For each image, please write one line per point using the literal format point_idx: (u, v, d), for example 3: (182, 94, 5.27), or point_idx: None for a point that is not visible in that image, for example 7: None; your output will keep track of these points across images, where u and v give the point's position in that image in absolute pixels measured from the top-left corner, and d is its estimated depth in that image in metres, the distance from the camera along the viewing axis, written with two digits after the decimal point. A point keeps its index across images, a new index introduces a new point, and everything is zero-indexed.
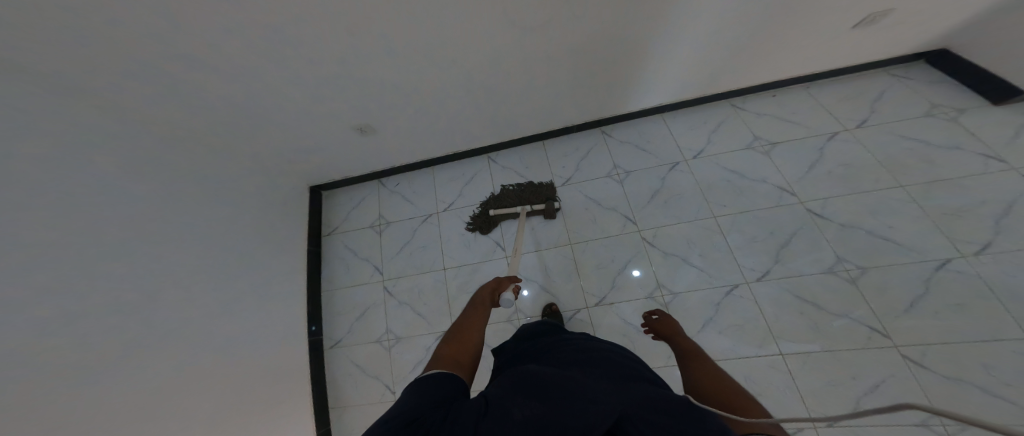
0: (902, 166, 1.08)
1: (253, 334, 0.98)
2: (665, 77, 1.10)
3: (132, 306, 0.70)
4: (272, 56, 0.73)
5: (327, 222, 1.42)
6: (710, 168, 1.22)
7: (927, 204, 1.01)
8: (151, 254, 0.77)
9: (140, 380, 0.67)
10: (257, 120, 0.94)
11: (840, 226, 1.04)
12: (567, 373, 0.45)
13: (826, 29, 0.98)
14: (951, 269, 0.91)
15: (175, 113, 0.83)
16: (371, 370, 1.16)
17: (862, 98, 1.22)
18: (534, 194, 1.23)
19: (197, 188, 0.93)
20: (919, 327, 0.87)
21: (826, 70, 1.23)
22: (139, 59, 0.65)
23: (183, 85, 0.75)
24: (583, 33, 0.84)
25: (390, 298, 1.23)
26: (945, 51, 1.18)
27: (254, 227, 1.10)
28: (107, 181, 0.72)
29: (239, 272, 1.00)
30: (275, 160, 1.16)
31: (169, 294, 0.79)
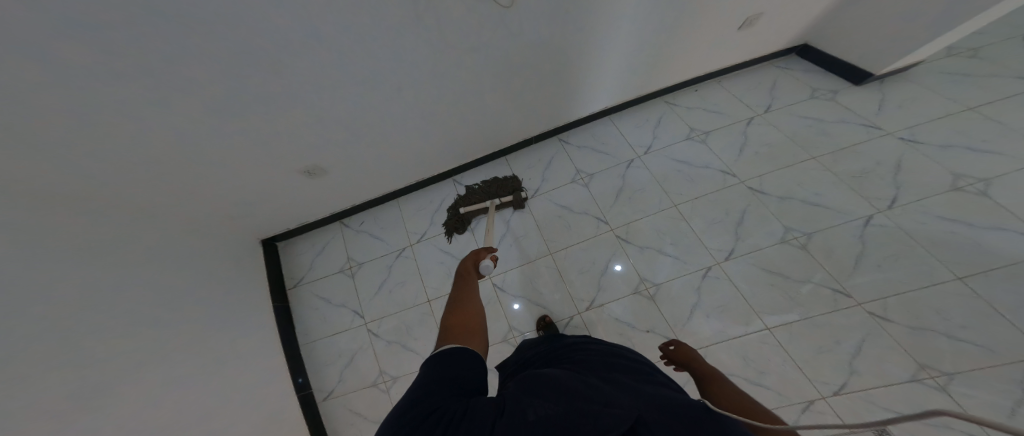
0: (809, 141, 1.25)
1: (230, 416, 0.86)
2: (602, 85, 1.20)
3: (95, 415, 0.59)
4: (218, 104, 0.69)
5: (290, 274, 1.30)
6: (661, 161, 1.32)
7: (837, 170, 1.17)
8: (105, 349, 0.66)
9: None
10: (200, 178, 0.86)
11: (779, 198, 1.17)
12: (581, 376, 0.44)
13: (727, 28, 1.14)
14: (879, 225, 1.05)
15: (109, 181, 0.73)
16: (373, 416, 1.06)
17: (764, 86, 1.41)
18: (500, 187, 1.26)
19: (136, 265, 0.81)
20: (870, 283, 0.98)
21: (732, 64, 1.41)
22: (78, 126, 0.59)
23: (112, 149, 0.67)
24: (522, 52, 0.90)
25: (376, 339, 1.15)
26: (806, 45, 1.42)
27: (212, 292, 0.99)
28: (50, 274, 0.62)
29: (205, 354, 0.88)
30: (221, 217, 1.05)
31: (133, 392, 0.68)
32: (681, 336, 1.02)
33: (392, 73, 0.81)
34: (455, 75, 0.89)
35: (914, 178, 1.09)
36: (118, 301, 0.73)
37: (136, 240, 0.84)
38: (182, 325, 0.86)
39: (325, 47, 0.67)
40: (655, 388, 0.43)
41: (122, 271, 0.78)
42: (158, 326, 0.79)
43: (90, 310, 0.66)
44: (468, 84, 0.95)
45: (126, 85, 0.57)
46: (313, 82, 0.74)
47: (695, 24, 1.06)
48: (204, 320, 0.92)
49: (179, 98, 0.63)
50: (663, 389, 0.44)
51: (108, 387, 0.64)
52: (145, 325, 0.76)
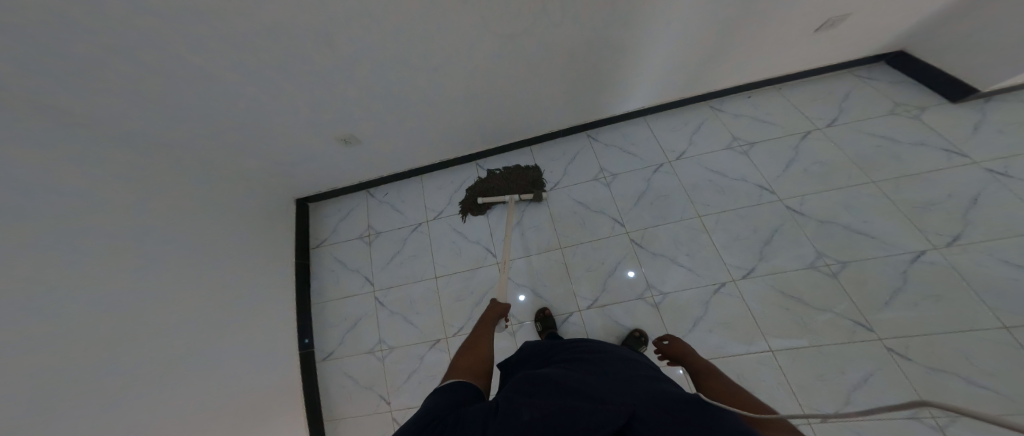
0: (873, 162, 1.13)
1: (235, 353, 0.97)
2: (645, 82, 1.15)
3: (103, 340, 0.68)
4: (263, 70, 0.75)
5: (315, 234, 1.41)
6: (693, 169, 1.26)
7: (897, 198, 1.06)
8: (123, 277, 0.76)
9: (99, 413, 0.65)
10: (243, 135, 0.95)
11: (819, 222, 1.08)
12: (579, 377, 0.47)
13: (792, 32, 1.04)
14: (927, 261, 0.95)
15: (151, 128, 0.83)
16: (365, 380, 1.15)
17: (830, 98, 1.28)
18: (523, 177, 1.26)
19: (175, 206, 0.92)
20: (899, 319, 0.90)
21: (796, 70, 1.29)
22: (126, 79, 0.68)
23: (154, 101, 0.75)
24: (559, 42, 0.88)
25: (380, 308, 1.23)
26: (901, 53, 1.26)
27: (238, 243, 1.10)
28: (78, 208, 0.71)
29: (222, 294, 0.99)
30: (261, 174, 1.16)
31: (146, 320, 0.77)
32: None
33: (411, 55, 0.82)
34: (481, 61, 0.89)
35: (992, 215, 0.96)
36: (146, 240, 0.83)
37: (181, 185, 0.96)
38: (204, 266, 0.96)
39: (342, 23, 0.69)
40: (648, 384, 0.46)
41: (159, 213, 0.88)
42: (180, 266, 0.89)
43: (113, 246, 0.75)
44: (490, 71, 0.94)
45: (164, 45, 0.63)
46: (333, 58, 0.77)
47: (752, 26, 0.97)
48: (225, 266, 1.03)
49: (201, 58, 0.68)
50: (657, 384, 0.47)
51: (117, 316, 0.72)
52: (167, 263, 0.86)
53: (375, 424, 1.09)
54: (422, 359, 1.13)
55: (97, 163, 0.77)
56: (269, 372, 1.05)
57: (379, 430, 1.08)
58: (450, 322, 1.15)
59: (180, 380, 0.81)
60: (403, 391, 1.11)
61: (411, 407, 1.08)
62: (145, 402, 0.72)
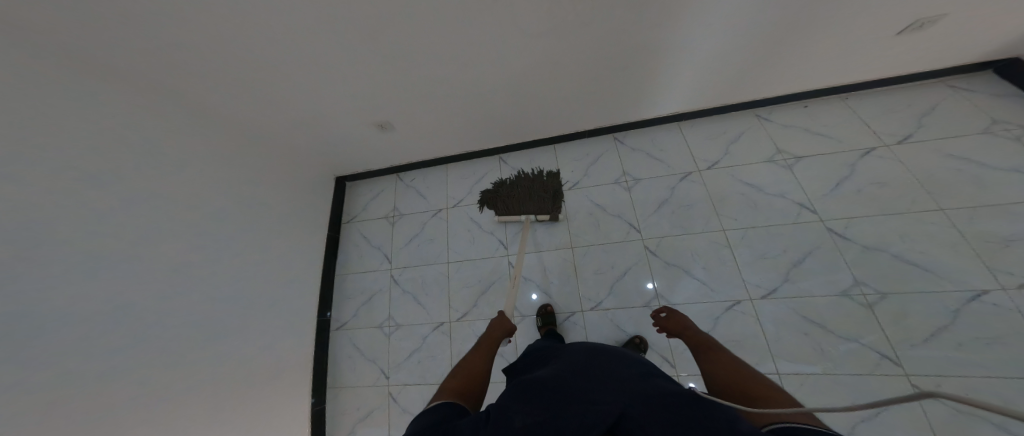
0: (944, 186, 1.02)
1: (272, 312, 1.09)
2: (686, 86, 1.11)
3: (162, 287, 0.80)
4: (310, 59, 0.83)
5: (348, 211, 1.53)
6: (725, 180, 1.20)
7: (967, 230, 0.95)
8: (186, 233, 0.88)
9: (152, 349, 0.76)
10: (294, 117, 1.06)
11: (863, 248, 1.01)
12: (573, 379, 0.49)
13: (872, 35, 0.92)
14: (989, 302, 0.86)
15: (219, 106, 0.94)
16: (370, 353, 1.23)
17: (909, 111, 1.15)
18: (546, 196, 1.14)
19: (236, 175, 1.06)
20: (936, 357, 0.84)
21: (867, 80, 1.17)
22: (200, 61, 0.78)
23: (224, 83, 0.86)
24: (593, 44, 0.87)
25: (395, 285, 1.31)
26: (1014, 60, 1.08)
27: (282, 213, 1.22)
28: (160, 173, 0.84)
29: (266, 259, 1.11)
30: (308, 152, 1.28)
31: (201, 273, 0.89)
32: (678, 360, 0.99)
33: (442, 50, 0.85)
34: (512, 59, 0.91)
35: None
36: (204, 203, 0.94)
37: (241, 156, 1.08)
38: (251, 231, 1.08)
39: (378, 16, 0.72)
40: (642, 383, 0.47)
41: (217, 179, 0.99)
42: (229, 229, 1.00)
43: (175, 206, 0.86)
44: (519, 68, 0.95)
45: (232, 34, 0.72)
46: (368, 48, 0.81)
47: (819, 29, 0.88)
48: (269, 232, 1.15)
49: (254, 44, 0.75)
50: (651, 381, 0.48)
51: (172, 267, 0.83)
52: (219, 226, 0.97)
53: (374, 396, 1.17)
54: (425, 339, 1.19)
55: (171, 130, 0.89)
56: (296, 330, 1.16)
57: (376, 402, 1.16)
58: (455, 307, 1.21)
59: (225, 330, 0.93)
60: (402, 368, 1.18)
61: (407, 385, 1.15)
62: (186, 344, 0.83)
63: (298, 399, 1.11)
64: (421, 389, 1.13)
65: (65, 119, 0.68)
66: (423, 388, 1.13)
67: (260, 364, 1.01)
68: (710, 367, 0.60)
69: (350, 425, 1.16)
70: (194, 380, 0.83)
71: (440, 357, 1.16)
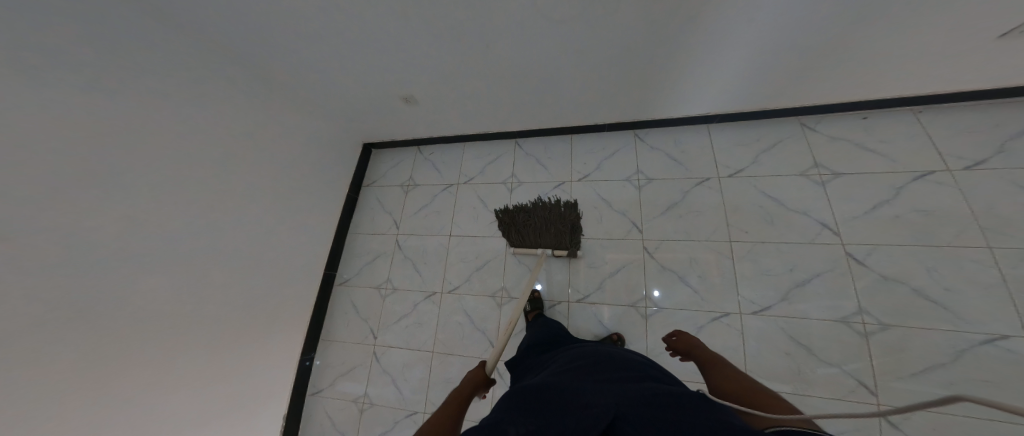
0: (1001, 223, 0.93)
1: (286, 260, 1.22)
2: (722, 86, 1.05)
3: (198, 227, 0.94)
4: (338, 31, 0.88)
5: (368, 176, 1.63)
6: (745, 190, 1.15)
7: (1010, 273, 0.89)
8: (222, 180, 1.00)
9: (186, 279, 0.91)
10: (325, 83, 1.12)
11: (880, 277, 0.97)
12: (574, 383, 0.54)
13: (953, 41, 0.80)
14: (1004, 347, 0.84)
15: (264, 62, 1.03)
16: (365, 313, 1.35)
17: (993, 132, 1.02)
18: (562, 228, 1.16)
19: (271, 133, 1.17)
20: (916, 393, 0.86)
21: (949, 92, 1.03)
22: (249, 21, 0.86)
23: (270, 44, 0.94)
24: (619, 36, 0.85)
25: (399, 250, 1.41)
26: None
27: (306, 173, 1.32)
28: (207, 127, 0.96)
29: (286, 212, 1.23)
30: (338, 115, 1.36)
31: (228, 218, 1.02)
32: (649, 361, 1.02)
33: (460, 29, 0.85)
34: (531, 47, 0.91)
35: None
36: (233, 158, 1.04)
37: (276, 113, 1.18)
38: (274, 187, 1.19)
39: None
40: (637, 383, 0.51)
41: (248, 136, 1.09)
42: (252, 183, 1.10)
43: (208, 157, 0.96)
44: (540, 53, 0.93)
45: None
46: (389, 20, 0.83)
47: (883, 31, 0.78)
48: (294, 190, 1.26)
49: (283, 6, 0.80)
50: (641, 382, 0.51)
51: (198, 211, 0.94)
52: (244, 180, 1.07)
53: (360, 353, 1.30)
54: (416, 306, 1.29)
55: (211, 83, 0.97)
56: (303, 281, 1.30)
57: (360, 359, 1.29)
58: (449, 279, 1.30)
59: (243, 270, 1.07)
60: (391, 330, 1.29)
61: (392, 347, 1.27)
62: (208, 277, 0.96)
63: (292, 345, 1.25)
64: (404, 351, 1.25)
65: (120, 67, 0.77)
66: (407, 351, 1.24)
67: (269, 305, 1.16)
68: (716, 378, 0.63)
69: (332, 377, 1.30)
70: (213, 311, 0.98)
71: (426, 324, 1.26)
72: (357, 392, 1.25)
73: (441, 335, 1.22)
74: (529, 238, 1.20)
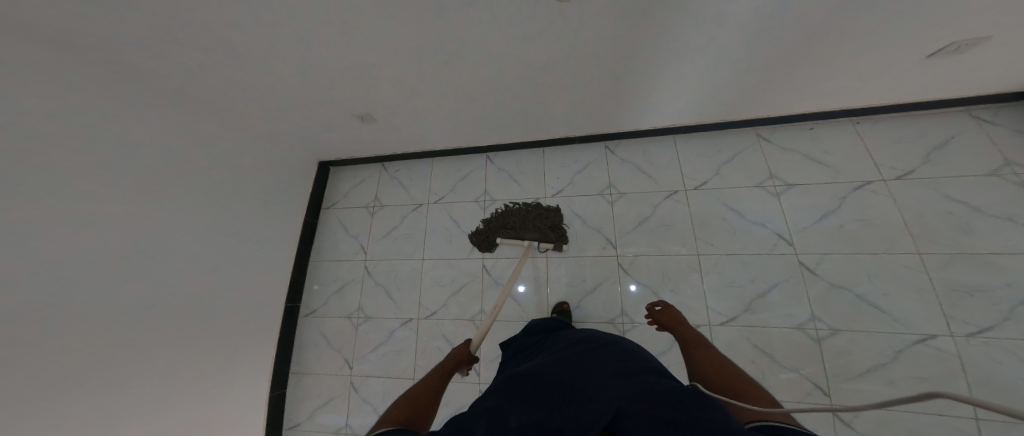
0: (929, 230, 1.03)
1: (241, 293, 1.13)
2: (684, 100, 1.08)
3: (133, 265, 0.84)
4: (289, 53, 0.81)
5: (328, 196, 1.54)
6: (710, 202, 1.20)
7: (937, 276, 0.98)
8: (159, 208, 0.91)
9: (122, 324, 0.81)
10: (273, 106, 1.04)
11: (830, 284, 1.04)
12: (569, 367, 0.50)
13: (882, 61, 0.88)
14: (933, 345, 0.93)
15: (204, 92, 0.93)
16: (336, 343, 1.28)
17: (920, 143, 1.13)
18: (542, 220, 1.21)
19: (217, 158, 1.07)
20: (864, 391, 0.93)
21: (882, 105, 1.13)
22: (185, 51, 0.77)
23: (210, 72, 0.86)
24: (588, 56, 0.86)
25: (368, 277, 1.35)
26: None
27: (258, 198, 1.22)
28: (140, 152, 0.87)
29: (238, 239, 1.13)
30: (287, 139, 1.27)
31: (169, 251, 0.93)
32: None
33: (423, 47, 0.82)
34: (500, 64, 0.89)
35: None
36: (165, 185, 0.92)
37: (217, 135, 1.07)
38: (222, 213, 1.08)
39: (349, 6, 0.68)
40: (639, 373, 0.47)
41: (185, 155, 0.98)
42: (195, 209, 1.00)
43: (133, 185, 0.85)
44: (510, 68, 0.91)
45: (211, 25, 0.71)
46: (343, 38, 0.77)
47: (826, 50, 0.84)
48: (245, 211, 1.16)
49: (220, 28, 0.72)
50: (642, 375, 0.46)
51: (122, 246, 0.82)
52: (184, 204, 0.97)
53: (336, 384, 1.23)
54: (392, 334, 1.24)
55: (132, 96, 0.85)
56: (261, 312, 1.20)
57: (338, 390, 1.23)
58: (424, 305, 1.25)
59: (191, 305, 0.97)
60: (367, 360, 1.23)
61: (370, 376, 1.21)
62: (149, 319, 0.87)
63: (259, 380, 1.17)
64: (383, 381, 1.20)
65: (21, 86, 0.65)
66: (387, 379, 1.20)
67: (229, 339, 1.08)
68: (696, 358, 0.60)
69: (313, 406, 1.24)
70: (163, 352, 0.89)
71: (405, 352, 1.21)
72: (339, 423, 1.19)
73: (422, 362, 1.18)
74: (514, 232, 1.21)
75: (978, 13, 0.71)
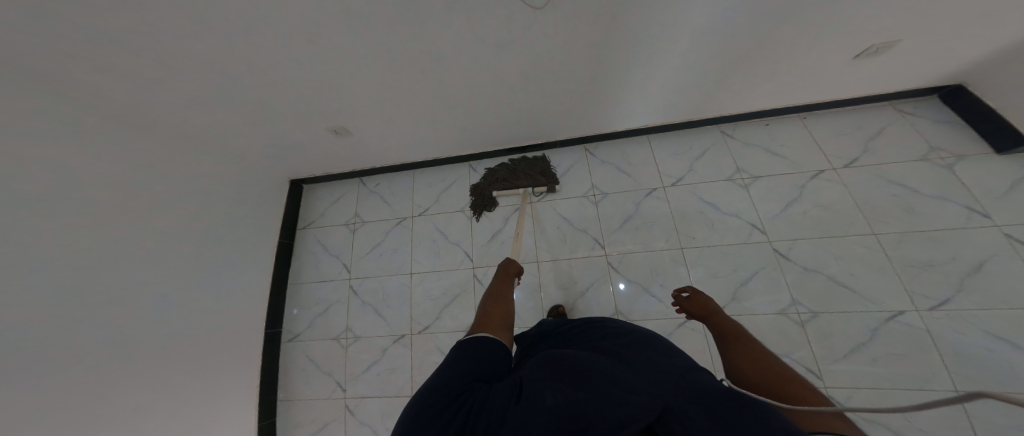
0: (882, 212, 1.12)
1: (208, 323, 1.04)
2: (652, 101, 1.12)
3: (78, 303, 0.76)
4: (251, 66, 0.77)
5: (304, 216, 1.47)
6: (686, 197, 1.25)
7: (894, 254, 1.07)
8: (102, 238, 0.82)
9: (64, 373, 0.72)
10: (234, 120, 0.98)
11: (803, 269, 1.10)
12: (599, 358, 0.43)
13: (825, 59, 0.96)
14: (902, 322, 0.99)
15: (150, 107, 0.87)
16: (324, 367, 1.20)
17: (862, 133, 1.24)
18: (533, 167, 1.34)
19: (169, 179, 0.99)
20: (852, 372, 0.97)
21: (825, 100, 1.24)
22: (133, 65, 0.72)
23: (160, 87, 0.80)
24: (560, 62, 0.87)
25: (354, 296, 1.28)
26: (959, 87, 1.16)
27: (222, 222, 1.14)
28: (74, 176, 0.79)
29: (200, 264, 1.05)
30: (253, 156, 1.20)
31: (119, 283, 0.84)
32: None
33: (397, 57, 0.80)
34: (475, 72, 0.88)
35: (990, 284, 0.98)
36: (102, 217, 0.83)
37: (167, 156, 1.00)
38: (178, 238, 1.00)
39: (313, 17, 0.66)
40: (683, 372, 0.40)
41: (123, 183, 0.89)
42: (141, 237, 0.91)
43: (67, 218, 0.76)
44: (486, 76, 0.91)
45: (162, 39, 0.66)
46: (307, 49, 0.74)
47: (774, 52, 0.90)
48: (206, 236, 1.08)
49: (161, 39, 0.66)
50: (690, 377, 0.38)
51: (62, 284, 0.73)
52: (126, 235, 0.88)
53: (330, 409, 1.15)
54: (385, 352, 1.17)
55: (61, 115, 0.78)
56: (232, 343, 1.10)
57: (332, 415, 1.14)
58: (417, 319, 1.20)
59: (147, 342, 0.88)
60: (360, 380, 1.16)
61: (365, 397, 1.14)
62: (99, 361, 0.78)
63: (239, 413, 1.08)
64: (380, 401, 1.12)
65: None
66: (383, 399, 1.12)
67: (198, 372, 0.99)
68: (730, 357, 0.53)
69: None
70: (118, 398, 0.80)
71: (400, 369, 1.14)
72: None
73: (419, 378, 1.12)
74: (511, 184, 1.33)
75: (901, 16, 0.79)
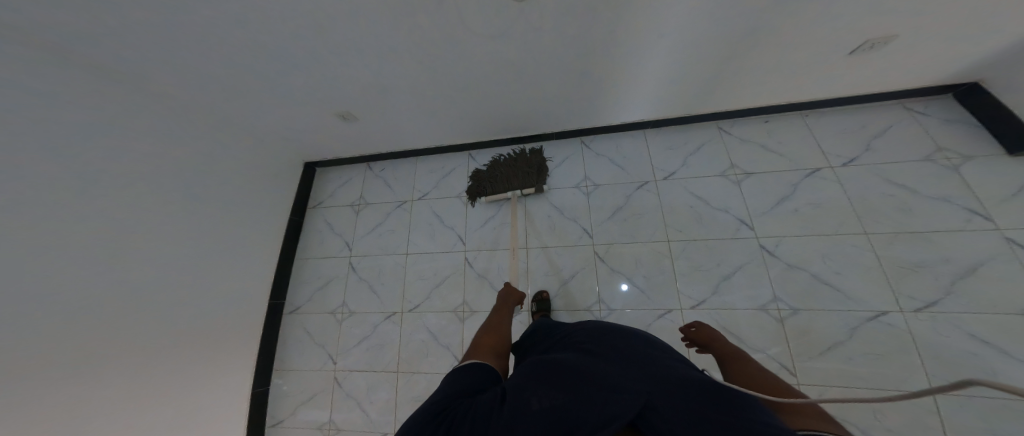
0: (876, 212, 1.13)
1: (210, 294, 1.08)
2: (647, 94, 1.12)
3: (85, 268, 0.80)
4: (252, 47, 0.80)
5: (314, 196, 1.52)
6: (678, 193, 1.27)
7: (884, 255, 1.08)
8: (109, 208, 0.86)
9: (70, 332, 0.77)
10: (238, 100, 1.01)
11: (787, 265, 1.12)
12: (587, 360, 0.45)
13: (822, 56, 0.97)
14: (885, 322, 1.01)
15: (157, 79, 0.90)
16: (318, 338, 1.25)
17: (863, 133, 1.24)
18: (526, 164, 1.28)
19: (176, 153, 1.03)
20: (828, 368, 1.00)
21: (827, 98, 1.24)
22: (139, 37, 0.75)
23: (163, 60, 0.83)
24: (554, 53, 0.88)
25: (352, 273, 1.32)
26: (975, 85, 1.15)
27: (228, 199, 1.18)
28: (85, 144, 0.83)
29: (204, 236, 1.09)
30: (259, 134, 1.23)
31: (124, 251, 0.88)
32: None
33: (393, 44, 0.82)
34: (469, 62, 0.90)
35: (976, 288, 0.99)
36: (110, 187, 0.87)
37: (174, 131, 1.03)
38: (184, 210, 1.04)
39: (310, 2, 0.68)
40: (665, 368, 0.42)
41: (129, 155, 0.92)
42: (144, 213, 0.94)
43: (72, 189, 0.80)
44: (481, 67, 0.92)
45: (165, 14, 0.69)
46: (305, 33, 0.76)
47: (773, 48, 0.91)
48: (212, 210, 1.12)
49: (167, 13, 0.69)
50: (672, 373, 0.41)
51: (67, 252, 0.77)
52: (131, 208, 0.91)
53: (319, 380, 1.19)
54: (376, 328, 1.21)
55: (73, 82, 0.82)
56: (233, 317, 1.15)
57: (319, 386, 1.19)
58: (408, 298, 1.23)
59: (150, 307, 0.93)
60: (351, 355, 1.20)
61: (354, 371, 1.18)
62: (104, 319, 0.83)
63: (235, 381, 1.12)
64: (366, 375, 1.16)
65: None
66: (370, 374, 1.16)
67: (199, 335, 1.04)
68: (731, 373, 0.59)
69: (291, 406, 1.19)
70: (120, 351, 0.85)
71: (389, 346, 1.18)
72: (321, 420, 1.15)
73: (405, 355, 1.16)
74: (501, 182, 1.29)
75: (893, 12, 0.79)
